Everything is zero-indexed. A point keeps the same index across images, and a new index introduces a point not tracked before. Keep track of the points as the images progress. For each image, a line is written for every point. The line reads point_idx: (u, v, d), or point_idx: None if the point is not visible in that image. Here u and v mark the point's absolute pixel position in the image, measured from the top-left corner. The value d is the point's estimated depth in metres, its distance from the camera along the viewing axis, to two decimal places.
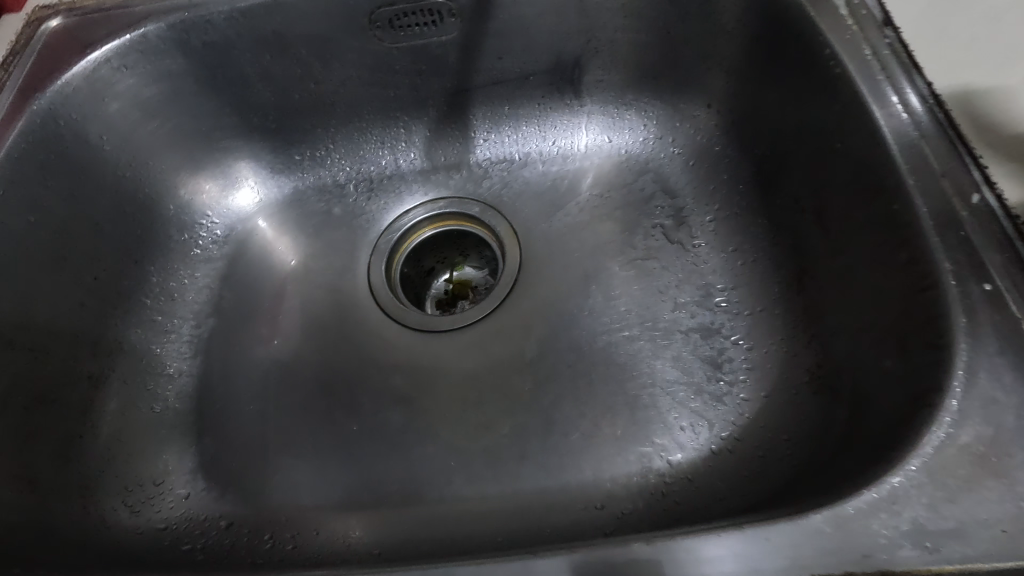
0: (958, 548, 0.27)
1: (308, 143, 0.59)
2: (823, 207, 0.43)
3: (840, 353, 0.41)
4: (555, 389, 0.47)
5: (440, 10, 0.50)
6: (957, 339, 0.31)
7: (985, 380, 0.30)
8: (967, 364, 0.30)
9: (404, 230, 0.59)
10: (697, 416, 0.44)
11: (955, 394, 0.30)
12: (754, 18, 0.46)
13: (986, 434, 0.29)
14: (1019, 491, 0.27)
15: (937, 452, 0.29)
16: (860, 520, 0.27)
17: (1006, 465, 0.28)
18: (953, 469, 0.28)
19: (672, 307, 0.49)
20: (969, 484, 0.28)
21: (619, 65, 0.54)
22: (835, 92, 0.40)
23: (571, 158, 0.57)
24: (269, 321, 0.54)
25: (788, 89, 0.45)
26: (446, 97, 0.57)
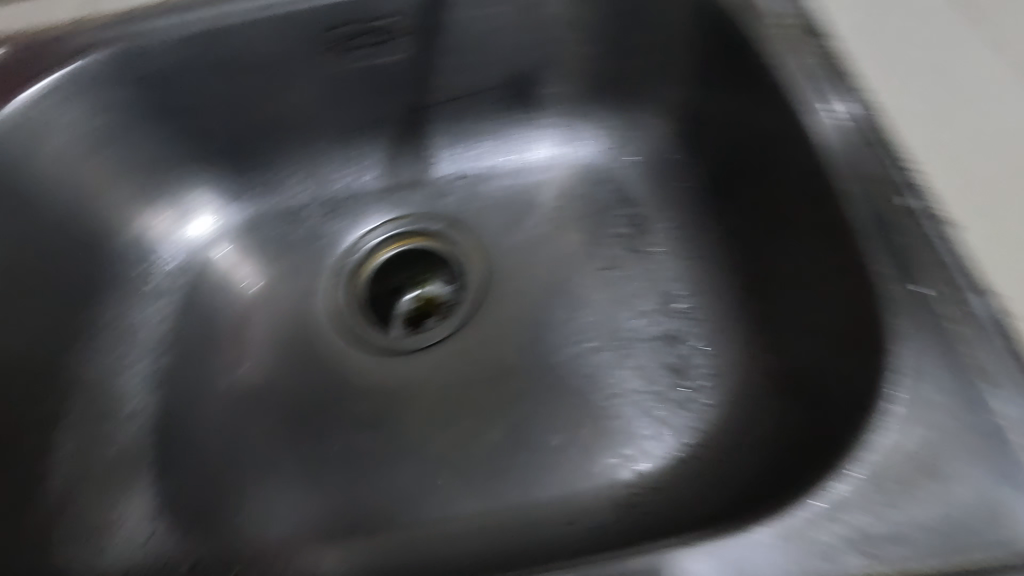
0: (898, 552, 0.27)
1: (263, 167, 0.57)
2: (771, 213, 0.44)
3: (799, 355, 0.42)
4: (523, 405, 0.47)
5: (391, 30, 0.50)
6: (901, 342, 0.32)
7: (927, 382, 0.30)
8: (907, 367, 0.31)
9: (360, 253, 0.58)
10: (662, 424, 0.44)
11: (897, 398, 0.30)
12: (701, 28, 0.46)
13: (926, 437, 0.29)
14: (955, 492, 0.28)
15: (880, 457, 0.29)
16: (808, 527, 0.28)
17: (944, 467, 0.29)
18: (900, 471, 0.29)
19: (634, 316, 0.49)
20: (914, 488, 0.28)
21: (574, 77, 0.54)
22: (778, 100, 0.41)
23: (531, 171, 0.58)
24: (233, 349, 0.53)
25: (736, 97, 0.46)
26: (402, 116, 0.56)
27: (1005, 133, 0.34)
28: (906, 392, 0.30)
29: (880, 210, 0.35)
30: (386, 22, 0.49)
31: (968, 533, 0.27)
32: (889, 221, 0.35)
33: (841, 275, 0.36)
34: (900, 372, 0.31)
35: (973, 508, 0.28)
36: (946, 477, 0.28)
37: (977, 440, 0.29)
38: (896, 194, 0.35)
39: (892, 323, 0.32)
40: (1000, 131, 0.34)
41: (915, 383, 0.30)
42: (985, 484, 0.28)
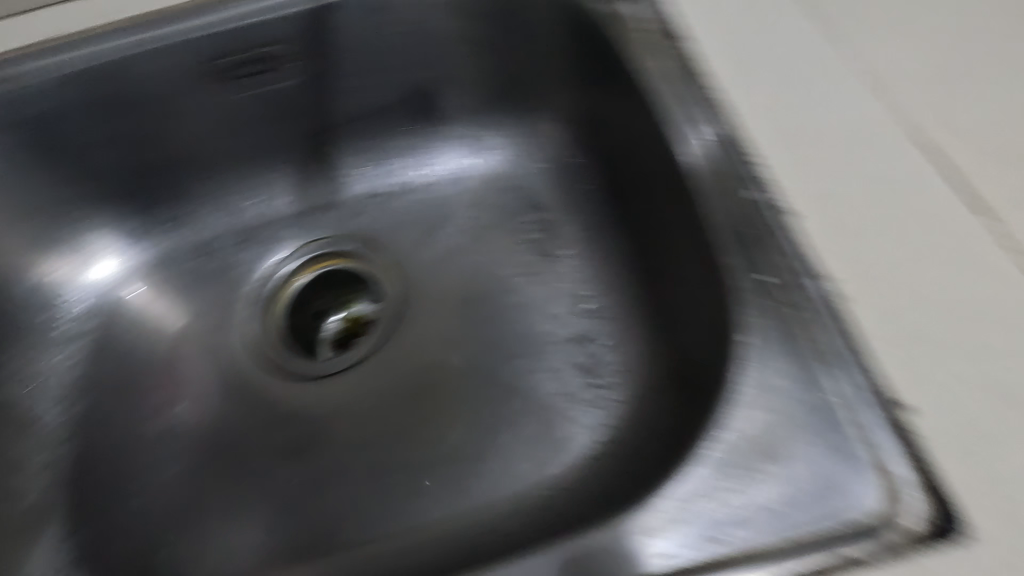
0: (742, 537, 0.27)
1: (170, 201, 0.56)
2: (652, 209, 0.45)
3: (684, 345, 0.42)
4: (442, 418, 0.47)
5: (280, 56, 0.50)
6: (747, 328, 0.32)
7: (773, 360, 0.31)
8: (750, 355, 0.31)
9: (273, 282, 0.58)
10: (575, 424, 0.45)
11: (740, 386, 0.31)
12: (574, 35, 0.48)
13: (767, 420, 0.30)
14: (796, 472, 0.28)
15: (724, 446, 0.29)
16: (659, 520, 0.29)
17: (784, 448, 0.29)
18: (744, 451, 0.29)
19: (546, 320, 0.50)
20: (754, 468, 0.29)
21: (471, 90, 0.55)
22: (647, 102, 0.42)
23: (441, 184, 0.58)
24: (156, 391, 0.52)
25: (613, 101, 0.47)
26: (305, 140, 0.56)
27: (840, 122, 0.36)
28: (749, 379, 0.31)
29: (728, 201, 0.36)
30: (274, 48, 0.49)
31: (807, 509, 0.27)
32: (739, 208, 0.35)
33: (709, 262, 0.37)
34: (742, 360, 0.31)
35: (813, 486, 0.28)
36: (786, 453, 0.29)
37: (820, 418, 0.29)
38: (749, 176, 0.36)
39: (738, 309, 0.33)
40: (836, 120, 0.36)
41: (760, 363, 0.31)
42: (825, 461, 0.28)
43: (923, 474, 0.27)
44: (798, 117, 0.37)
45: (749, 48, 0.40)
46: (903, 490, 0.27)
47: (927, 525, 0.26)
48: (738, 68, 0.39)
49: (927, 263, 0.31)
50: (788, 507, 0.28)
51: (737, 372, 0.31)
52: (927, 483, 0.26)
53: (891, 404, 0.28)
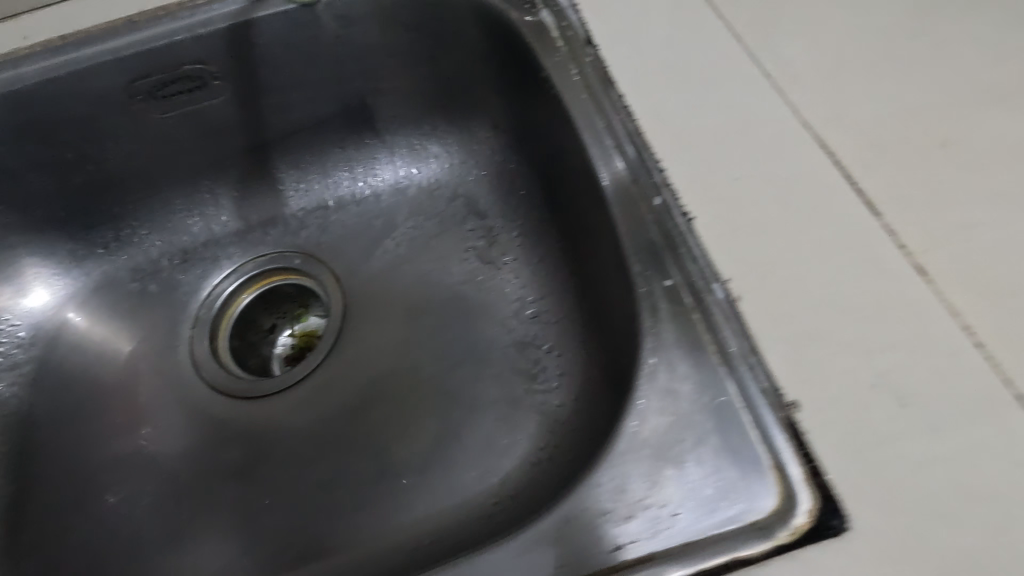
0: (635, 545, 0.26)
1: (109, 225, 0.56)
2: (576, 210, 0.45)
3: (612, 344, 0.42)
4: (386, 431, 0.47)
5: (202, 75, 0.50)
6: (651, 327, 0.31)
7: (674, 354, 0.30)
8: (650, 355, 0.30)
9: (219, 302, 0.57)
10: (518, 430, 0.45)
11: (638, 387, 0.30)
12: (495, 43, 0.49)
13: (664, 422, 0.29)
14: (689, 473, 0.27)
15: (621, 449, 0.28)
16: (578, 525, 0.27)
17: (678, 450, 0.28)
18: (642, 448, 0.28)
19: (491, 327, 0.50)
20: (651, 466, 0.28)
21: (406, 99, 0.55)
22: (559, 105, 0.42)
23: (384, 196, 0.58)
24: (101, 419, 0.51)
25: (533, 105, 0.48)
26: (242, 157, 0.56)
27: (737, 116, 0.36)
28: (645, 380, 0.30)
29: (631, 198, 0.35)
30: (195, 67, 0.49)
31: (699, 507, 0.26)
32: (644, 203, 0.35)
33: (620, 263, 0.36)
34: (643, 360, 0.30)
35: (705, 490, 0.27)
36: (681, 448, 0.28)
37: (714, 419, 0.28)
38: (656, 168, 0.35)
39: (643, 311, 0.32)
40: (733, 115, 0.36)
41: (660, 358, 0.30)
42: (717, 462, 0.27)
43: (809, 467, 0.26)
44: (697, 114, 0.36)
45: (651, 49, 0.40)
46: (790, 484, 0.26)
47: (810, 519, 0.25)
48: (639, 69, 0.39)
49: (819, 255, 0.30)
50: (680, 505, 0.27)
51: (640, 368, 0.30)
52: (813, 476, 0.25)
53: (782, 395, 0.27)
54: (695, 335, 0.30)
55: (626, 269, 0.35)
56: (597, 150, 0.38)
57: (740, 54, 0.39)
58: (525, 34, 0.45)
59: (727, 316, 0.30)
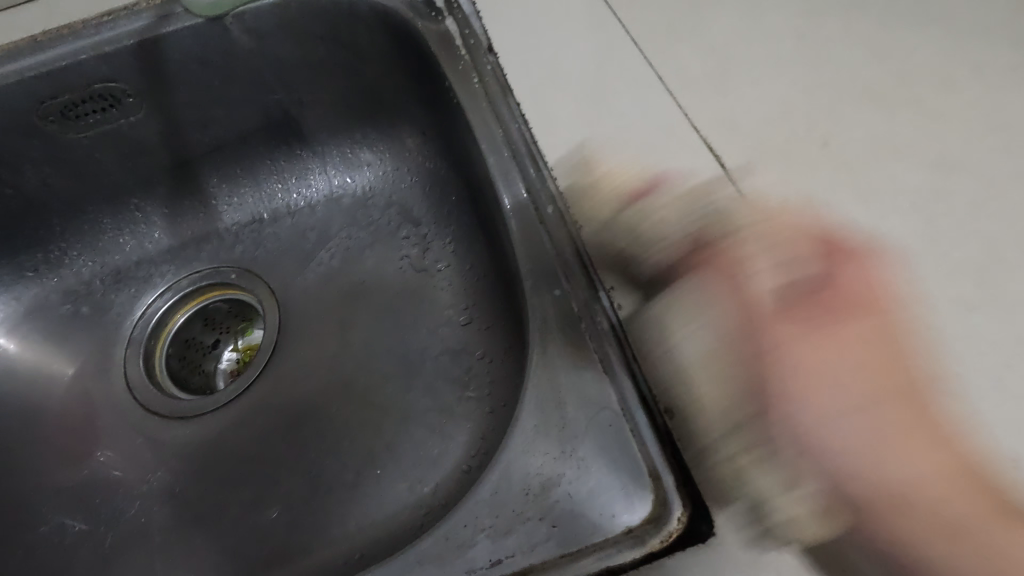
0: (514, 556, 0.29)
1: (36, 248, 0.55)
2: (493, 216, 0.45)
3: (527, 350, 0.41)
4: (319, 446, 0.47)
5: (113, 94, 0.49)
6: (541, 342, 0.34)
7: (559, 373, 0.33)
8: (537, 370, 0.33)
9: (154, 320, 0.56)
10: (449, 438, 0.45)
11: (525, 403, 0.33)
12: (407, 54, 0.49)
13: (549, 436, 0.32)
14: (566, 483, 0.30)
15: (505, 467, 0.31)
16: (451, 544, 0.30)
17: (559, 462, 0.31)
18: (526, 463, 0.31)
19: (425, 335, 0.50)
20: (532, 479, 0.31)
21: (331, 109, 0.54)
22: (465, 118, 0.44)
23: (318, 206, 0.57)
24: (39, 445, 0.50)
25: (448, 111, 0.48)
26: (169, 173, 0.55)
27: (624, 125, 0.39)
28: (531, 396, 0.33)
29: (525, 215, 0.39)
30: (105, 86, 0.48)
31: (580, 517, 0.30)
32: (537, 214, 0.39)
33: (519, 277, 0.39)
34: (531, 375, 0.33)
35: (580, 497, 0.30)
36: (564, 462, 0.31)
37: (593, 431, 0.31)
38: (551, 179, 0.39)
39: (533, 323, 0.35)
40: (620, 124, 0.39)
41: (549, 375, 0.33)
42: (595, 474, 0.30)
43: (681, 475, 0.29)
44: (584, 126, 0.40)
45: (545, 65, 0.44)
46: (664, 492, 0.29)
47: (681, 526, 0.28)
48: (534, 84, 0.43)
49: None
50: (560, 518, 0.30)
51: (527, 389, 0.33)
52: (684, 483, 0.29)
53: (658, 404, 0.31)
54: (583, 346, 0.34)
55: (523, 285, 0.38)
56: (497, 164, 0.41)
57: (631, 64, 0.42)
58: (431, 45, 0.46)
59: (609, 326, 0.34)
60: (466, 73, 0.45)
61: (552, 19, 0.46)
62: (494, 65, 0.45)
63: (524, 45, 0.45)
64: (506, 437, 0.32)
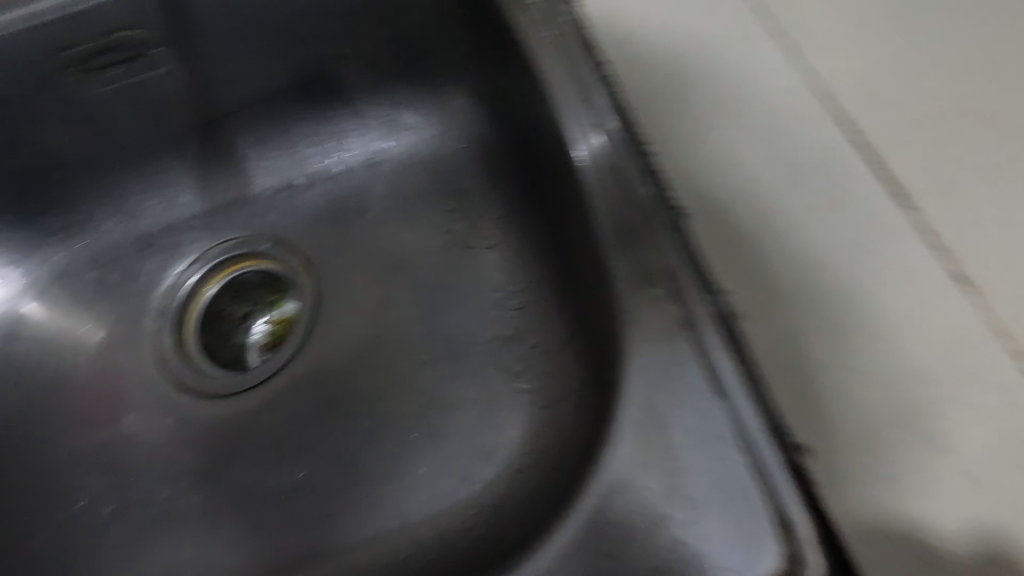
0: None
1: (61, 211, 0.51)
2: (560, 194, 0.41)
3: (603, 351, 0.37)
4: (357, 435, 0.44)
5: (138, 43, 0.44)
6: (637, 351, 0.30)
7: (658, 392, 0.29)
8: (638, 385, 0.29)
9: (184, 292, 0.53)
10: (498, 433, 0.41)
11: (622, 426, 0.29)
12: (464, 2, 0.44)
13: (654, 471, 0.28)
14: (673, 528, 0.27)
15: (599, 502, 0.28)
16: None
17: (668, 504, 0.27)
18: (624, 503, 0.27)
19: (471, 318, 0.46)
20: (633, 521, 0.27)
21: (374, 66, 0.50)
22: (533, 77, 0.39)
23: (355, 172, 0.53)
24: (68, 418, 0.48)
25: (509, 71, 0.43)
26: (197, 133, 0.51)
27: None
28: (630, 420, 0.29)
29: (614, 193, 0.35)
30: (129, 34, 0.43)
31: (691, 566, 0.26)
32: (629, 192, 0.35)
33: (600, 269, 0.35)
34: (629, 392, 0.29)
35: (691, 545, 0.26)
36: (671, 502, 0.27)
37: (705, 467, 0.27)
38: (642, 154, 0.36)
39: (623, 323, 0.32)
40: None
41: (650, 396, 0.29)
42: (710, 521, 0.26)
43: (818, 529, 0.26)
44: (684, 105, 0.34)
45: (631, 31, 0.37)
46: (797, 545, 0.25)
47: None
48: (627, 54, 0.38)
49: None
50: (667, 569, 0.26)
51: (618, 412, 0.29)
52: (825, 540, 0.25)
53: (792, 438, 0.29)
54: (683, 352, 0.29)
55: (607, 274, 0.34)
56: (575, 128, 0.37)
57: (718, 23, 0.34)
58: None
59: (715, 329, 0.30)
60: (540, 26, 0.40)
61: None
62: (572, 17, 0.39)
63: None
64: (598, 469, 0.28)
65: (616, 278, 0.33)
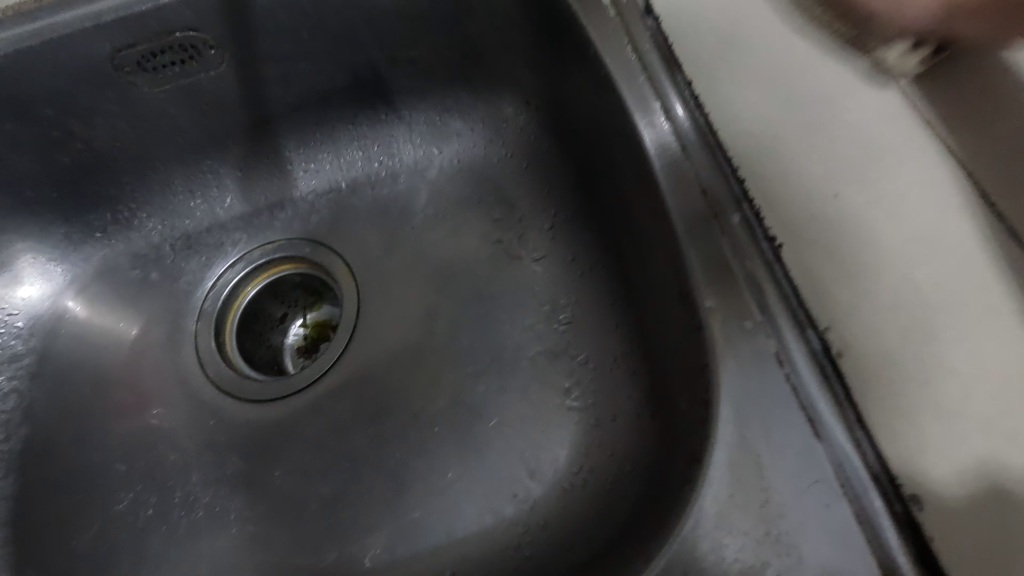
0: None
1: (106, 207, 0.51)
2: (629, 214, 0.41)
3: (666, 367, 0.37)
4: (401, 447, 0.43)
5: (194, 44, 0.44)
6: (723, 384, 0.31)
7: (754, 429, 0.30)
8: (729, 420, 0.30)
9: (226, 293, 0.53)
10: (547, 451, 0.41)
11: (714, 464, 0.29)
12: (529, 11, 0.43)
13: (748, 510, 0.28)
14: (772, 569, 0.27)
15: (690, 538, 0.28)
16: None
17: (762, 544, 0.28)
18: (718, 547, 0.28)
19: (520, 330, 0.45)
20: (729, 565, 0.27)
21: (426, 71, 0.49)
22: (607, 87, 0.40)
23: (401, 177, 0.52)
24: (110, 416, 0.48)
25: (580, 80, 0.42)
26: (246, 133, 0.51)
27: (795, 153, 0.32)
28: (723, 457, 0.29)
29: (701, 219, 0.35)
30: (186, 35, 0.43)
31: None
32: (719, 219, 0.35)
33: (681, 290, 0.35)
34: (721, 426, 0.30)
35: None
36: (768, 544, 0.28)
37: (802, 509, 0.28)
38: (737, 180, 0.34)
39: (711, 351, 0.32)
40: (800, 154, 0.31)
41: (745, 434, 0.30)
42: (807, 563, 0.27)
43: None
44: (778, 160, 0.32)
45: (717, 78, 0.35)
46: None
47: None
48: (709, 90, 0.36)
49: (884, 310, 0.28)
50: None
51: (711, 449, 0.30)
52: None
53: (900, 489, 0.27)
54: (778, 386, 0.30)
55: (689, 300, 0.34)
56: (655, 143, 0.37)
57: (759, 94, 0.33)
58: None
59: (811, 365, 0.30)
60: (614, 39, 0.39)
61: None
62: (653, 30, 0.39)
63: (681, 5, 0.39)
64: (688, 511, 0.29)
65: (705, 307, 0.33)
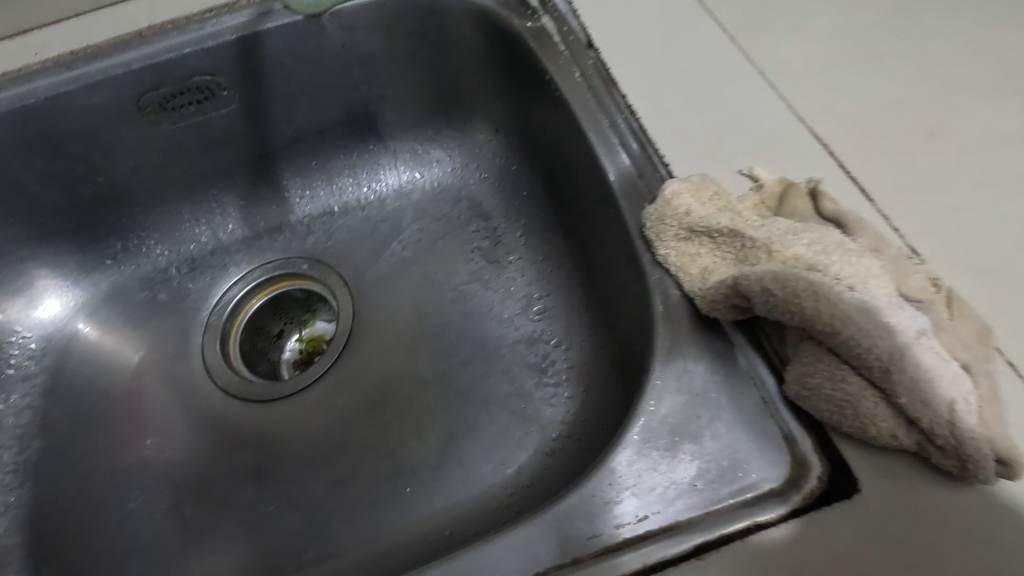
0: (654, 510, 0.32)
1: (117, 235, 0.56)
2: (586, 213, 0.48)
3: (624, 337, 0.44)
4: (399, 430, 0.48)
5: (209, 86, 0.51)
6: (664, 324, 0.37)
7: (681, 345, 0.36)
8: (667, 343, 0.36)
9: (229, 309, 0.58)
10: (530, 424, 0.46)
11: (657, 371, 0.35)
12: (496, 50, 0.52)
13: (680, 402, 0.34)
14: (706, 445, 0.33)
15: (642, 435, 0.34)
16: (599, 503, 0.32)
17: (695, 428, 0.33)
18: (659, 435, 0.33)
19: (499, 323, 0.51)
20: (669, 444, 0.33)
21: (409, 105, 0.57)
22: (563, 108, 0.47)
23: (387, 200, 0.59)
24: (120, 425, 0.52)
25: (541, 105, 0.50)
26: (249, 165, 0.57)
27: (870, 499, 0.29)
28: (661, 364, 0.35)
29: (640, 197, 0.42)
30: (203, 79, 0.50)
31: (720, 473, 0.32)
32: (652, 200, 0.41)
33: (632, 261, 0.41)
34: (660, 347, 0.36)
35: (720, 458, 0.33)
36: (699, 425, 0.33)
37: (724, 398, 0.34)
38: (663, 165, 0.42)
39: (654, 305, 0.38)
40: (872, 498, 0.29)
41: (675, 346, 0.36)
42: (728, 435, 0.33)
43: (819, 439, 0.32)
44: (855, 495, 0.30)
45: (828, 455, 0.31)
46: (802, 453, 0.32)
47: (823, 484, 0.30)
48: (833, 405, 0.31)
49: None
50: (699, 476, 0.32)
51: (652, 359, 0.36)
52: (823, 446, 0.31)
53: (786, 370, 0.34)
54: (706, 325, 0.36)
55: (637, 266, 0.41)
56: (602, 144, 0.44)
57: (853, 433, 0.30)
58: (527, 40, 0.49)
59: None
60: (568, 68, 0.47)
61: (632, 19, 0.49)
62: (596, 60, 0.47)
63: (619, 37, 0.48)
64: (634, 411, 0.35)
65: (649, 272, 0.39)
